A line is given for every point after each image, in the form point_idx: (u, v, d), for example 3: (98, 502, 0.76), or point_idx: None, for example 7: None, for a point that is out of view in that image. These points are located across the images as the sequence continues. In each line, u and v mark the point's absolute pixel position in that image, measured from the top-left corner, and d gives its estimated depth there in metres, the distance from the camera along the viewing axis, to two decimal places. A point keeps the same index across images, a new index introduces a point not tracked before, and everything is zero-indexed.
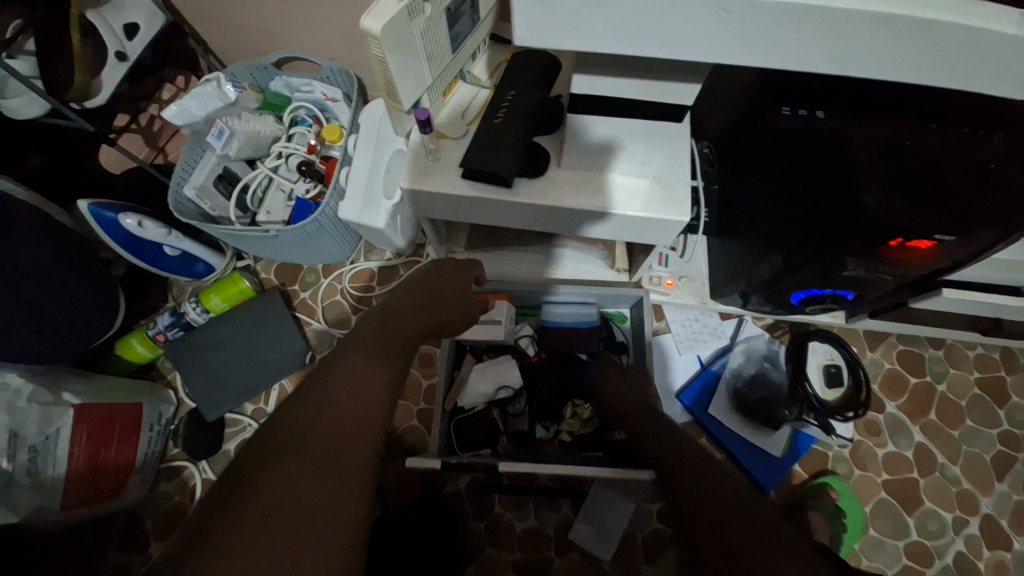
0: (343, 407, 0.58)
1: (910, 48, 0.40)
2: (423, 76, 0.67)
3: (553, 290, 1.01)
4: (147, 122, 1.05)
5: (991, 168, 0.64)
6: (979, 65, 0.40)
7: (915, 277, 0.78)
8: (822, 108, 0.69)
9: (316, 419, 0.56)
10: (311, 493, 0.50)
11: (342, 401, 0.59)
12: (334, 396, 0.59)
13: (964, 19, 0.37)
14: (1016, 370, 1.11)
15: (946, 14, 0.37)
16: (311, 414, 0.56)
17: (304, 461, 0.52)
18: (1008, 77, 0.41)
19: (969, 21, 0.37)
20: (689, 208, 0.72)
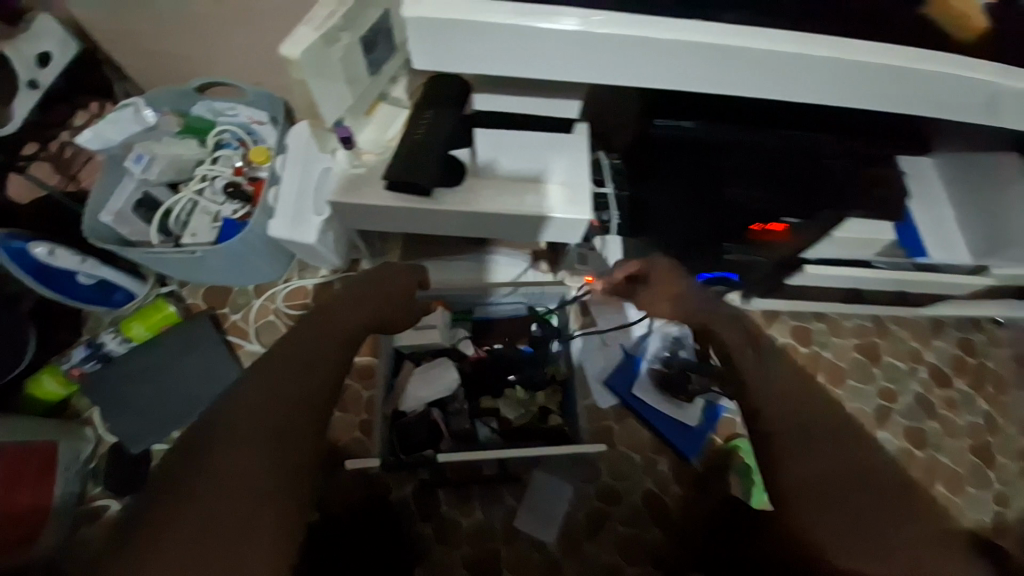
0: (279, 408, 0.60)
1: (737, 67, 0.51)
2: (344, 97, 0.73)
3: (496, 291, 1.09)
4: (58, 149, 1.03)
5: (827, 162, 0.79)
6: (782, 78, 0.52)
7: (784, 257, 0.91)
8: (691, 117, 0.77)
9: (249, 421, 0.58)
10: (221, 513, 0.51)
11: (276, 402, 0.60)
12: (269, 397, 0.60)
13: (766, 47, 0.49)
14: (883, 334, 1.32)
15: (753, 42, 0.49)
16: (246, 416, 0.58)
17: (215, 480, 0.53)
18: (806, 90, 0.53)
19: (769, 48, 0.49)
20: (591, 210, 0.81)
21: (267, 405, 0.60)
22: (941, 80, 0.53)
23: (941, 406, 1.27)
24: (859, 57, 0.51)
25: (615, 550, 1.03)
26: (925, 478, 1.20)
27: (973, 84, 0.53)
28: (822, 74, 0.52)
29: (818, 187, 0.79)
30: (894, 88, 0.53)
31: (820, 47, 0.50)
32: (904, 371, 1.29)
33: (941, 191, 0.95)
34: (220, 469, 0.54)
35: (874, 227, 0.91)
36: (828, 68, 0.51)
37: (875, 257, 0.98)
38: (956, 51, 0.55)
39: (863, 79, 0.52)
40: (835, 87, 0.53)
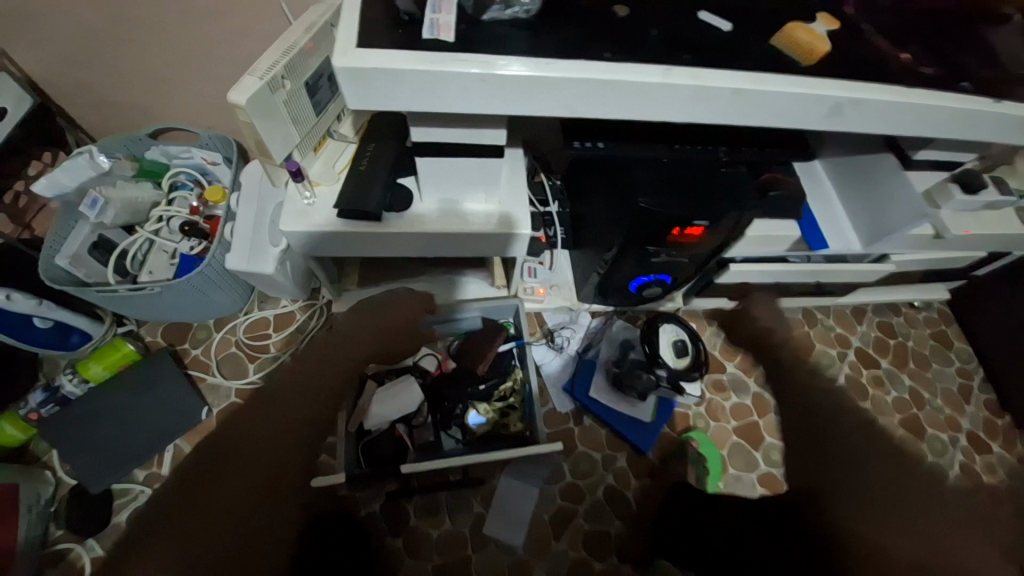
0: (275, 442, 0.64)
1: (616, 96, 0.61)
2: (291, 135, 0.79)
3: (462, 305, 1.15)
4: (12, 200, 1.05)
5: (724, 169, 0.92)
6: (654, 102, 0.63)
7: (703, 254, 1.02)
8: (603, 139, 0.88)
9: (253, 453, 0.61)
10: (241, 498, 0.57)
11: (273, 440, 0.64)
12: (269, 436, 0.64)
13: (643, 78, 0.60)
14: (812, 323, 1.45)
15: (631, 75, 0.60)
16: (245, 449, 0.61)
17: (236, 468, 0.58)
18: (678, 110, 0.65)
19: (646, 79, 0.60)
20: (530, 224, 0.91)
21: (264, 442, 0.63)
22: (783, 99, 0.65)
23: (870, 385, 1.40)
24: (713, 82, 0.62)
25: (583, 546, 1.07)
26: None
27: (814, 97, 0.65)
28: (684, 98, 0.63)
29: (714, 193, 0.88)
30: (750, 104, 0.65)
31: (683, 76, 0.61)
32: (834, 355, 1.42)
33: (832, 190, 1.10)
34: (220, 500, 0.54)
35: (772, 224, 1.02)
36: (688, 91, 0.62)
37: (788, 252, 1.10)
38: (800, 73, 0.67)
39: (722, 101, 0.64)
40: (696, 106, 0.64)
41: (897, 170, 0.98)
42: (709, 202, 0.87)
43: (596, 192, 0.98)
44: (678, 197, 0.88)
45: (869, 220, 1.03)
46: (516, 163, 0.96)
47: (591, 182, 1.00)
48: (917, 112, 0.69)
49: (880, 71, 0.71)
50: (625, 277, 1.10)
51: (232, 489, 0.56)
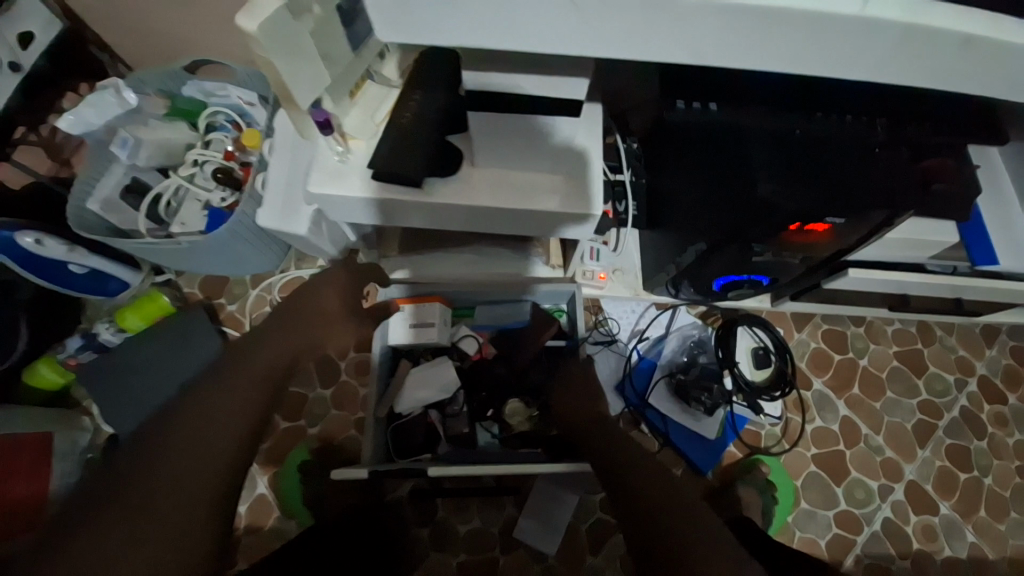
0: (238, 407, 0.74)
1: (769, 38, 0.39)
2: (320, 78, 0.64)
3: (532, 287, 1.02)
4: (49, 133, 1.01)
5: (878, 151, 0.69)
6: (828, 47, 0.39)
7: (819, 257, 0.83)
8: (715, 99, 0.67)
9: (171, 450, 0.65)
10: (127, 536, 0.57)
11: (267, 367, 0.82)
12: (233, 391, 0.75)
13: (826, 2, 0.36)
14: (928, 341, 1.19)
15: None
16: (140, 474, 0.62)
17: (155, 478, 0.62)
18: (863, 63, 0.41)
19: (829, 6, 0.37)
20: (603, 202, 0.74)
21: (206, 420, 0.70)
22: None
23: (991, 423, 1.15)
24: (937, 20, 0.37)
25: (620, 565, 0.96)
26: (967, 501, 1.09)
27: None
28: (880, 43, 0.39)
29: (858, 181, 0.68)
30: (989, 58, 0.40)
31: (891, 6, 0.37)
32: (951, 383, 1.17)
33: (1011, 188, 0.82)
34: (108, 534, 0.56)
35: (923, 225, 0.78)
36: (893, 33, 0.38)
37: (930, 261, 0.85)
38: None
39: (934, 52, 0.40)
40: (892, 59, 0.40)
41: None
42: (848, 193, 0.67)
43: (685, 165, 0.80)
44: (802, 185, 0.68)
45: None
46: (593, 123, 0.77)
47: (685, 156, 0.79)
48: None
49: None
50: (708, 273, 0.90)
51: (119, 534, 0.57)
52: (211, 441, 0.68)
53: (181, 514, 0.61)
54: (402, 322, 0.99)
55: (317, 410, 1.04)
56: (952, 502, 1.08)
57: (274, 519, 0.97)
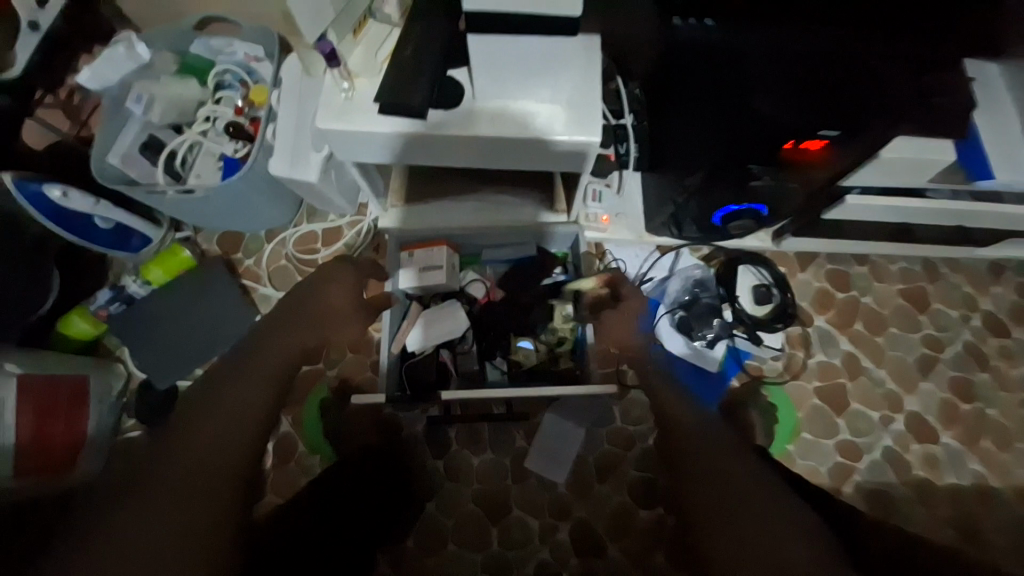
0: (253, 407, 0.59)
1: None
2: (322, 8, 0.66)
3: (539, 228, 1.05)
4: (67, 95, 1.05)
5: (873, 64, 0.69)
6: None
7: (817, 179, 0.84)
8: (712, 14, 0.67)
9: (181, 453, 0.51)
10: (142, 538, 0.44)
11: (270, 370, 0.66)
12: (245, 388, 0.62)
13: None
14: (933, 278, 1.20)
15: None
16: (144, 482, 0.48)
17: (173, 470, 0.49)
18: None
19: None
20: (602, 130, 0.75)
21: (221, 420, 0.56)
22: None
23: (997, 356, 1.16)
24: None
25: (626, 492, 1.01)
26: (970, 430, 1.11)
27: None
28: None
29: (856, 92, 0.70)
30: None
31: None
32: (955, 318, 1.17)
33: (1009, 102, 0.83)
34: (124, 530, 0.44)
35: (922, 146, 0.76)
36: None
37: (929, 183, 0.86)
38: None
39: None
40: None
41: None
42: (842, 102, 0.70)
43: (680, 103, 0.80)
44: (802, 99, 0.71)
45: None
46: (590, 53, 0.78)
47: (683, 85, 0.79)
48: None
49: None
50: (708, 205, 0.92)
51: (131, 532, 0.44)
52: (229, 440, 0.54)
53: (191, 529, 0.46)
54: (411, 266, 1.02)
55: (334, 355, 1.08)
56: (955, 432, 1.10)
57: (297, 455, 1.02)
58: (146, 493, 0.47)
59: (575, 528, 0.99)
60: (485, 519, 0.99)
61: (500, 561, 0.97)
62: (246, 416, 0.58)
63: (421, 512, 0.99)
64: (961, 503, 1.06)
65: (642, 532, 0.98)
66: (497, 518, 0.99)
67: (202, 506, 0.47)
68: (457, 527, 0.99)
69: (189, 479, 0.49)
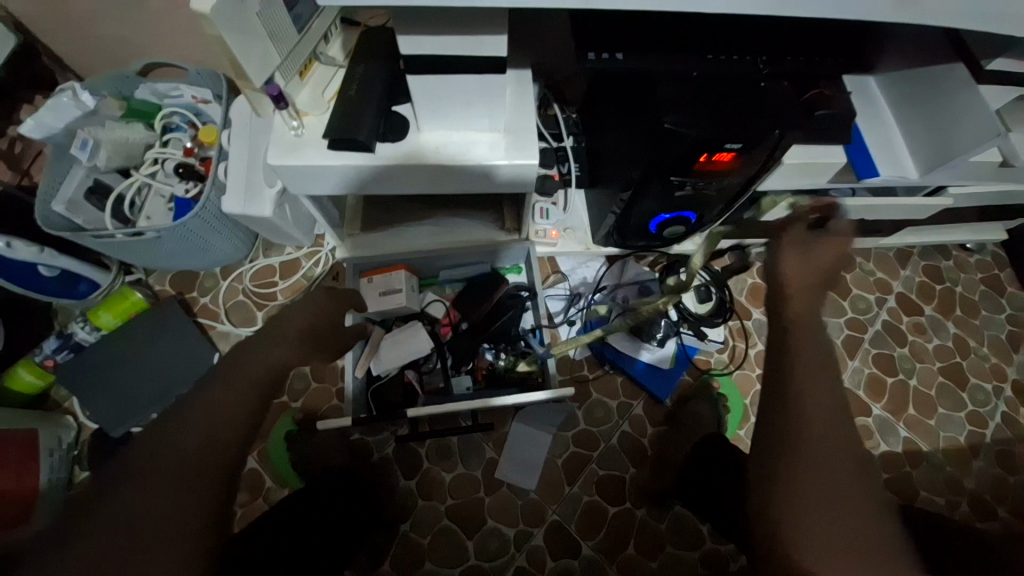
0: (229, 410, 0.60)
1: None
2: (270, 54, 0.71)
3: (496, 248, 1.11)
4: (8, 145, 1.04)
5: (764, 85, 0.79)
6: None
7: (736, 186, 0.93)
8: (621, 50, 0.75)
9: (145, 480, 0.52)
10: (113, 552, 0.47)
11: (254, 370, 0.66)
12: (216, 398, 0.60)
13: None
14: (850, 268, 1.33)
15: None
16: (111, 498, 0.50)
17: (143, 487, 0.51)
18: None
19: None
20: (538, 152, 0.83)
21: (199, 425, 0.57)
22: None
23: (911, 331, 1.29)
24: None
25: (595, 491, 1.05)
26: (895, 401, 1.23)
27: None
28: None
29: (750, 112, 0.76)
30: None
31: None
32: (873, 301, 1.31)
33: (885, 109, 0.96)
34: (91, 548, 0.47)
35: (813, 151, 0.91)
36: None
37: (829, 184, 0.98)
38: None
39: None
40: None
41: (970, 82, 0.83)
42: (740, 120, 0.76)
43: (612, 125, 0.90)
44: (707, 115, 0.75)
45: (931, 145, 0.90)
46: (523, 84, 0.86)
47: (613, 110, 0.89)
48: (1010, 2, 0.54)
49: None
50: (645, 214, 1.01)
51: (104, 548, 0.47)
52: (201, 465, 0.55)
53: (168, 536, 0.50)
54: (371, 291, 1.05)
55: (298, 385, 1.09)
56: (883, 404, 1.22)
57: (264, 490, 1.01)
58: (118, 520, 0.49)
59: (549, 531, 1.02)
60: (462, 532, 1.01)
61: (478, 572, 0.98)
62: (214, 432, 0.57)
63: (397, 532, 1.00)
64: (894, 468, 1.17)
65: (612, 528, 1.03)
66: (472, 530, 1.01)
67: (175, 536, 0.50)
68: (433, 544, 1.00)
69: (160, 510, 0.51)
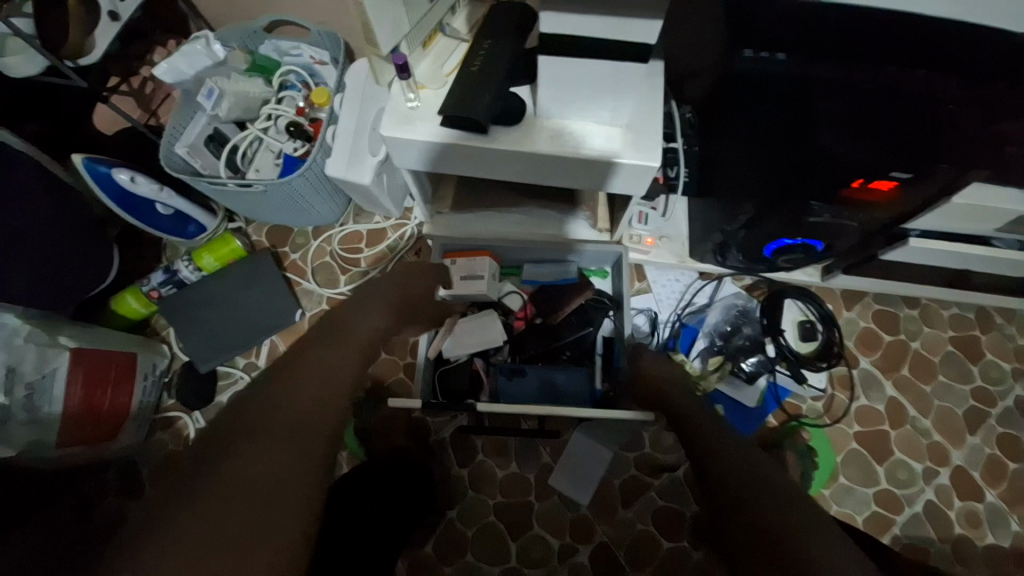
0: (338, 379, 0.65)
1: None
2: (400, 22, 0.68)
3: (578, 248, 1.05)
4: (140, 85, 1.09)
5: (949, 108, 0.65)
6: None
7: (879, 220, 0.81)
8: (783, 49, 0.66)
9: (275, 430, 0.52)
10: (247, 489, 0.45)
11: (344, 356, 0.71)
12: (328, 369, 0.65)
13: None
14: (986, 328, 1.14)
15: None
16: (247, 441, 0.49)
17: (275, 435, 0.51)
18: None
19: None
20: (660, 155, 0.75)
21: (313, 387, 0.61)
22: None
23: None
24: None
25: (651, 521, 0.99)
26: (1019, 492, 1.05)
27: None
28: None
29: (919, 136, 0.68)
30: None
31: None
32: (1010, 372, 1.12)
33: None
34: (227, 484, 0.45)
35: (991, 193, 0.75)
36: None
37: (997, 232, 0.83)
38: None
39: None
40: None
41: None
42: (906, 145, 0.69)
43: (743, 132, 0.81)
44: (870, 139, 0.69)
45: None
46: (655, 80, 0.78)
47: (735, 113, 0.80)
48: None
49: None
50: (759, 237, 0.90)
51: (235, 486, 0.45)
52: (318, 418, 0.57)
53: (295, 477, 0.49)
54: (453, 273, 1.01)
55: None
56: (1001, 492, 1.05)
57: None
58: (253, 465, 0.47)
59: (596, 551, 0.97)
60: (507, 533, 0.99)
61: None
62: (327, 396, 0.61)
63: (443, 518, 1.00)
64: (1003, 569, 1.00)
65: (664, 563, 0.96)
66: (517, 532, 0.99)
67: (299, 478, 0.50)
68: (477, 538, 0.99)
69: (285, 454, 0.50)
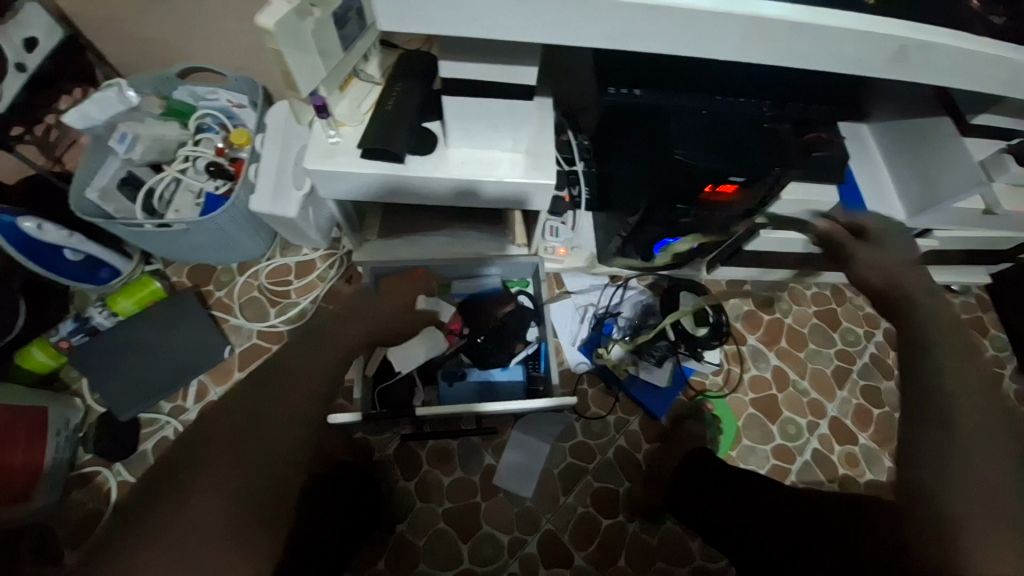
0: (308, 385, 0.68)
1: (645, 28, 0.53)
2: (318, 70, 0.77)
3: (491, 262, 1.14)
4: (43, 132, 1.06)
5: (767, 126, 0.87)
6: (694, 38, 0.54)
7: (735, 216, 1.00)
8: (640, 86, 0.83)
9: (219, 458, 0.58)
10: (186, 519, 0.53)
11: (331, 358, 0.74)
12: (299, 379, 0.69)
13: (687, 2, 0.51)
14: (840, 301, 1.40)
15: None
16: (192, 473, 0.56)
17: (215, 464, 0.57)
18: (728, 47, 0.55)
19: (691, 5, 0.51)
20: (554, 174, 0.88)
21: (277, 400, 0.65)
22: (832, 46, 0.56)
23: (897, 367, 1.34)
24: (767, 13, 0.52)
25: (590, 502, 1.08)
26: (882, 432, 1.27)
27: (881, 38, 0.55)
28: (722, 26, 0.53)
29: (753, 151, 0.84)
30: (808, 43, 0.55)
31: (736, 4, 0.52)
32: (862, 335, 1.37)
33: (879, 156, 1.05)
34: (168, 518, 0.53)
35: (808, 189, 0.98)
36: (734, 23, 0.53)
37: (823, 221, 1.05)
38: (872, 13, 0.58)
39: (766, 37, 0.54)
40: (742, 45, 0.55)
41: (955, 134, 0.90)
42: (747, 157, 0.83)
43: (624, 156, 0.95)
44: (715, 151, 0.82)
45: (919, 189, 0.97)
46: (545, 114, 0.92)
47: (621, 138, 0.96)
48: (1000, 67, 0.60)
49: (958, 13, 0.61)
50: (650, 239, 1.06)
51: (181, 512, 0.53)
52: (267, 438, 0.62)
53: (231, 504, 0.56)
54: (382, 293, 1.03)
55: None
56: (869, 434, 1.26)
57: None
58: (194, 492, 0.54)
59: (544, 539, 1.04)
60: (457, 536, 1.03)
61: None
62: (286, 411, 0.65)
63: (393, 533, 1.02)
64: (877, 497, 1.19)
65: (605, 539, 1.05)
66: (467, 534, 1.03)
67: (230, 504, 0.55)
68: (428, 546, 1.02)
69: (226, 479, 0.57)
